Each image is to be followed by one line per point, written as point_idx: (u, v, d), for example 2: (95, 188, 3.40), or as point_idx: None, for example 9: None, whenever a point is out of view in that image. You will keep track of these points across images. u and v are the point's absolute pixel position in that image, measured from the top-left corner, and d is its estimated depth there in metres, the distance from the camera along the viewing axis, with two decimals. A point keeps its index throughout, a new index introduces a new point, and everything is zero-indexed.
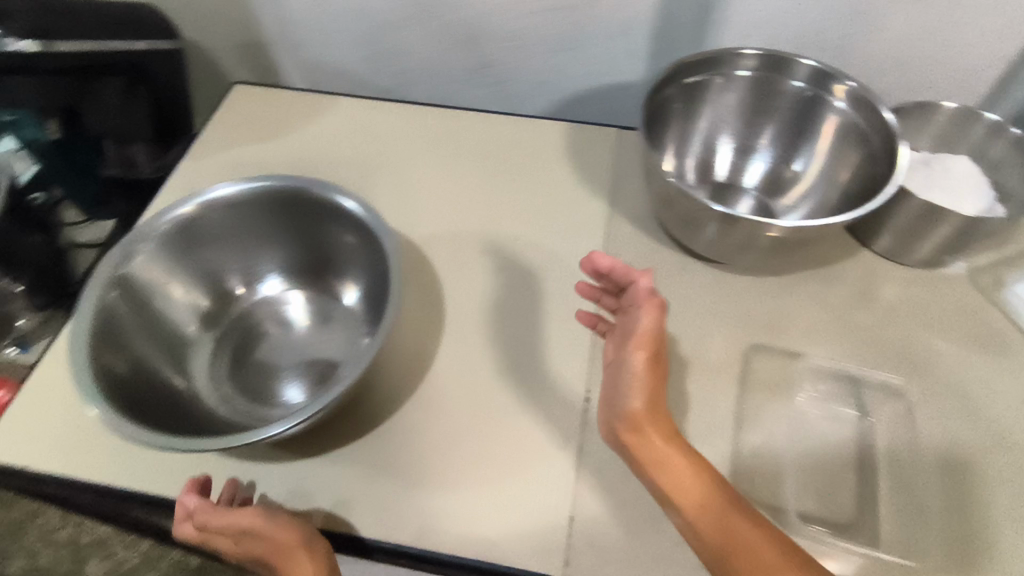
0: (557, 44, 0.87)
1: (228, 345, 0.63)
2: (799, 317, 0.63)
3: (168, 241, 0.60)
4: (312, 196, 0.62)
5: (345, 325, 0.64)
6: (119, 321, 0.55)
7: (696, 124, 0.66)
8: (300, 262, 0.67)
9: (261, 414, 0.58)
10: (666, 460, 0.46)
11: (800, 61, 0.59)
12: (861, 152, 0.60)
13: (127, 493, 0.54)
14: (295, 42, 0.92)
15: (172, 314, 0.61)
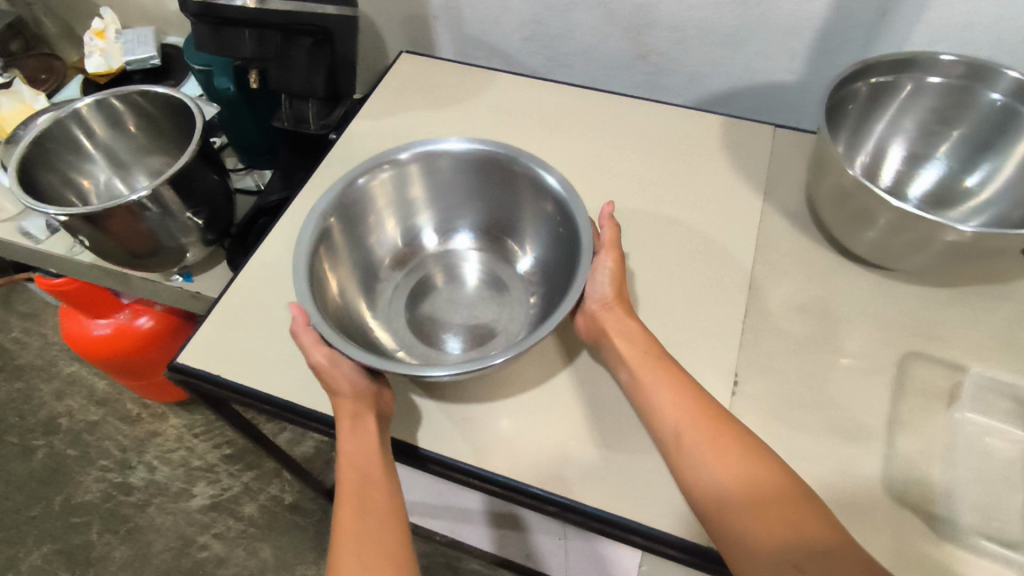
0: (718, 38, 0.89)
1: (408, 282, 0.73)
2: (964, 329, 0.61)
3: (390, 178, 0.70)
4: (519, 167, 0.68)
5: (515, 289, 0.72)
6: (334, 240, 0.65)
7: (871, 127, 0.66)
8: (485, 225, 0.75)
9: (424, 354, 0.66)
10: (636, 348, 0.56)
11: (1004, 72, 0.57)
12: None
13: (306, 411, 0.62)
14: (463, 18, 1.00)
15: (374, 243, 0.72)
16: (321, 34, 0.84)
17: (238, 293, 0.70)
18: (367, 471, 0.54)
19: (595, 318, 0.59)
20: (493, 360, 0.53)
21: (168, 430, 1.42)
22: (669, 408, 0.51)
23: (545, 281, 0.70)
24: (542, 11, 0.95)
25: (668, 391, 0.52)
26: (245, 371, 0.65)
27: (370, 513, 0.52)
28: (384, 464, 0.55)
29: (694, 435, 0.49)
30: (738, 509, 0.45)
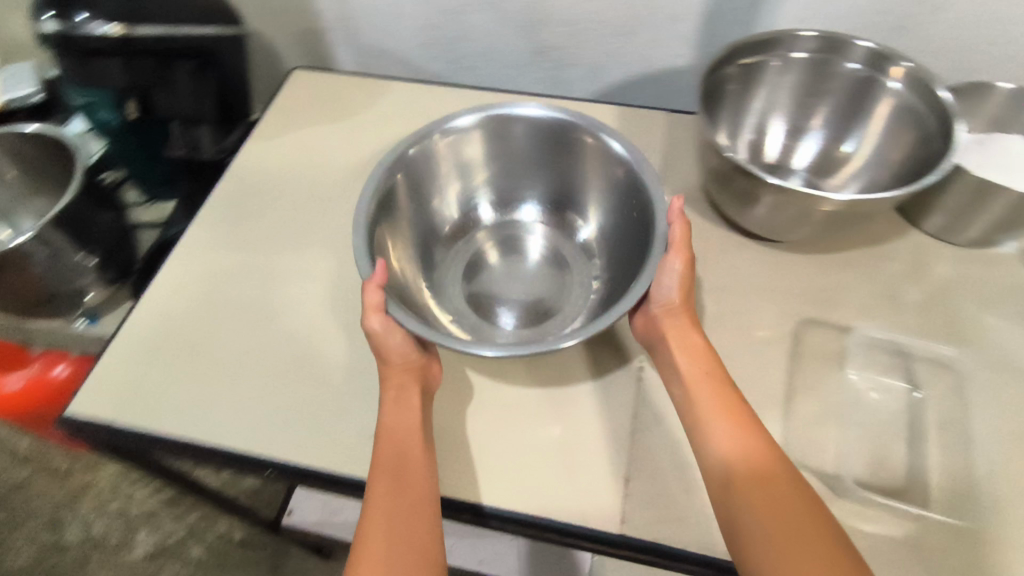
0: (610, 29, 0.88)
1: (462, 256, 0.74)
2: (852, 292, 0.64)
3: (449, 146, 0.70)
4: (585, 133, 0.68)
5: (576, 259, 0.73)
6: (394, 201, 0.66)
7: (750, 105, 0.68)
8: (554, 197, 0.75)
9: (478, 327, 0.67)
10: (695, 364, 0.53)
11: (856, 42, 0.60)
12: (914, 132, 0.61)
13: (209, 449, 0.60)
14: (356, 27, 0.98)
15: (434, 214, 0.73)
16: (204, 56, 0.83)
17: (132, 338, 0.67)
18: (403, 449, 0.52)
19: (655, 321, 0.57)
20: (560, 343, 0.51)
21: (101, 481, 1.35)
22: (717, 431, 0.49)
23: (611, 250, 0.71)
24: (434, 15, 0.93)
25: (720, 412, 0.50)
26: (145, 417, 0.62)
27: (401, 488, 0.50)
28: (422, 440, 0.53)
29: (743, 465, 0.46)
30: (764, 528, 0.43)
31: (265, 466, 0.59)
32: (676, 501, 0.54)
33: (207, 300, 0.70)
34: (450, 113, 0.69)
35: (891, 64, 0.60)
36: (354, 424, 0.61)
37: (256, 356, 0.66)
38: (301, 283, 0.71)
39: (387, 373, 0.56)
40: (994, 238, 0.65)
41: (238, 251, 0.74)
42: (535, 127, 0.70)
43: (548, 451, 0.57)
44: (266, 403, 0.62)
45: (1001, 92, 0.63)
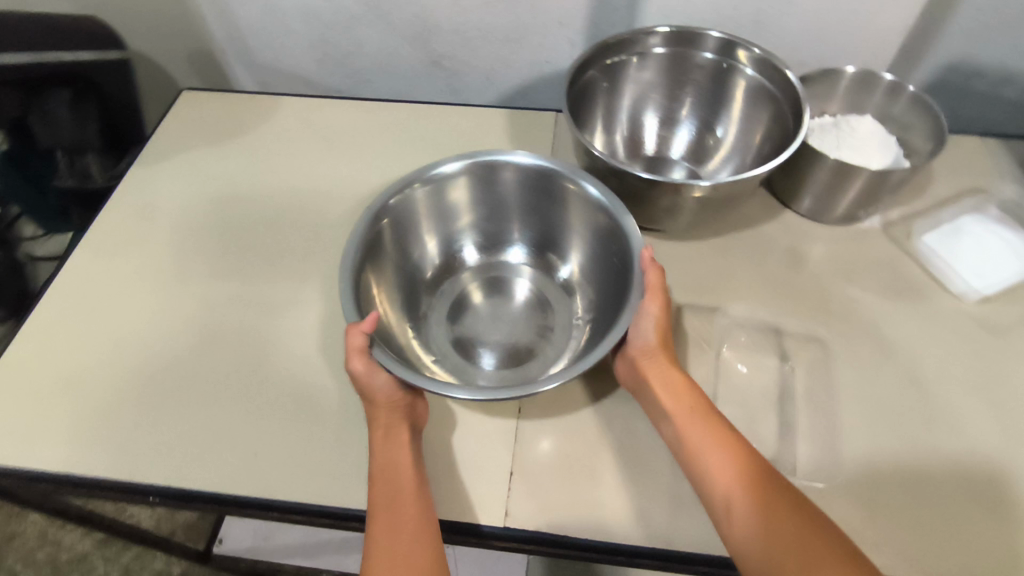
0: (497, 36, 0.90)
1: (446, 297, 0.68)
2: (726, 275, 0.67)
3: (434, 193, 0.64)
4: (564, 182, 0.63)
5: (561, 299, 0.68)
6: (382, 249, 0.61)
7: (621, 102, 0.70)
8: (541, 238, 0.70)
9: (459, 367, 0.62)
10: (683, 400, 0.52)
11: (705, 34, 0.63)
12: (772, 112, 0.64)
13: (90, 479, 0.59)
14: (247, 47, 0.97)
15: (415, 260, 0.67)
16: (82, 84, 0.90)
17: (11, 376, 0.66)
18: (398, 488, 0.50)
19: (636, 363, 0.55)
20: (538, 388, 0.49)
21: (27, 530, 1.29)
22: (714, 467, 0.48)
23: (597, 294, 0.66)
24: (325, 30, 0.93)
25: (713, 448, 0.49)
26: (24, 455, 0.60)
27: (403, 530, 0.48)
28: (415, 478, 0.51)
29: (747, 500, 0.46)
30: (754, 525, 0.44)
31: (147, 492, 0.58)
32: (558, 490, 0.55)
33: (90, 331, 0.69)
34: (429, 161, 0.64)
35: (740, 50, 0.63)
36: (243, 445, 0.61)
37: (142, 384, 0.65)
38: (189, 305, 0.71)
39: (375, 411, 0.54)
40: (857, 214, 0.68)
41: (125, 277, 0.74)
42: (526, 176, 0.64)
43: (433, 453, 0.57)
44: (152, 431, 0.62)
45: (849, 76, 0.67)
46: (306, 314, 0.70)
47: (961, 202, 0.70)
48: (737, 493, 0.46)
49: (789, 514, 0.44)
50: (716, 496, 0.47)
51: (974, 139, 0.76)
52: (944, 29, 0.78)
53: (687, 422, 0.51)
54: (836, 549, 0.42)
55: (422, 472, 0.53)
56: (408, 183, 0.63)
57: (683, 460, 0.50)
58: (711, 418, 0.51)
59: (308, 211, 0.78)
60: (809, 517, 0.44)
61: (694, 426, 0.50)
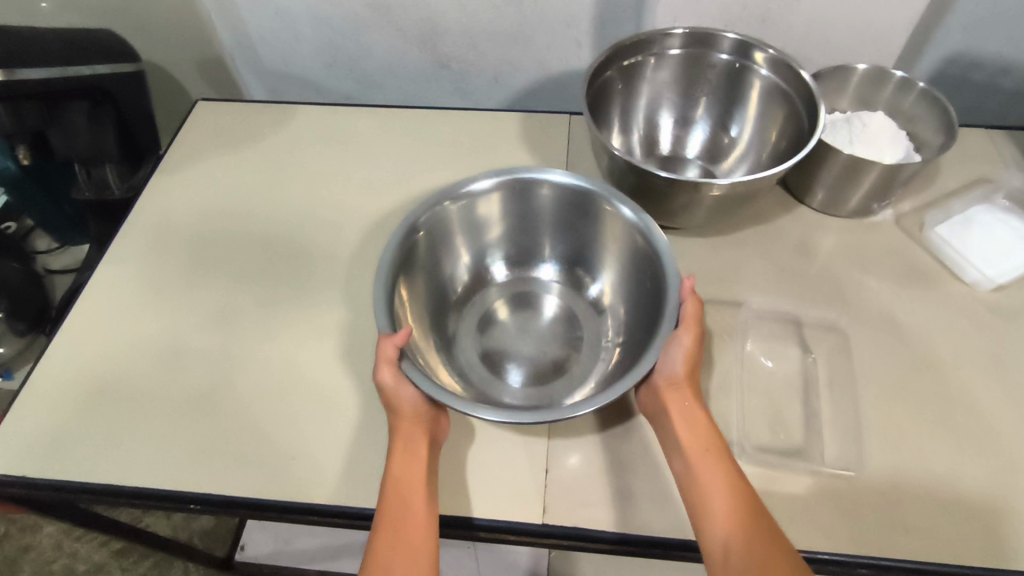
0: (507, 39, 0.91)
1: (475, 312, 0.68)
2: (745, 270, 0.68)
3: (467, 207, 0.64)
4: (597, 201, 0.63)
5: (590, 316, 0.68)
6: (415, 261, 0.62)
7: (637, 103, 0.72)
8: (572, 255, 0.69)
9: (487, 382, 0.62)
10: (703, 441, 0.51)
11: (721, 36, 0.64)
12: (786, 111, 0.65)
13: (128, 489, 0.60)
14: (257, 54, 0.98)
15: (445, 274, 0.67)
16: (99, 94, 0.84)
17: (41, 387, 0.66)
18: (405, 497, 0.51)
19: (659, 394, 0.55)
20: (570, 412, 0.50)
21: (42, 542, 1.30)
22: (717, 515, 0.47)
23: (628, 313, 0.65)
24: (334, 36, 0.94)
25: (722, 494, 0.48)
26: (61, 463, 0.61)
27: (402, 541, 0.49)
28: (424, 488, 0.52)
29: (744, 556, 0.44)
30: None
31: (186, 499, 0.59)
32: (591, 487, 0.57)
33: (118, 340, 0.70)
34: (465, 175, 0.64)
35: (755, 51, 0.65)
36: (277, 449, 0.62)
37: (174, 391, 0.66)
38: (214, 315, 0.72)
39: (398, 420, 0.55)
40: (869, 207, 0.70)
41: (148, 287, 0.74)
42: (560, 193, 0.64)
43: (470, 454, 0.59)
44: (186, 438, 0.63)
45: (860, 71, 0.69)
46: (331, 319, 0.71)
47: (969, 192, 0.72)
48: (733, 547, 0.45)
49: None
50: (716, 539, 0.46)
51: (977, 130, 0.78)
52: (946, 22, 0.80)
53: (703, 460, 0.50)
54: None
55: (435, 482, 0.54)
56: (442, 198, 0.63)
57: (689, 496, 0.49)
58: (726, 463, 0.50)
59: (327, 217, 0.79)
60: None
61: (708, 466, 0.50)
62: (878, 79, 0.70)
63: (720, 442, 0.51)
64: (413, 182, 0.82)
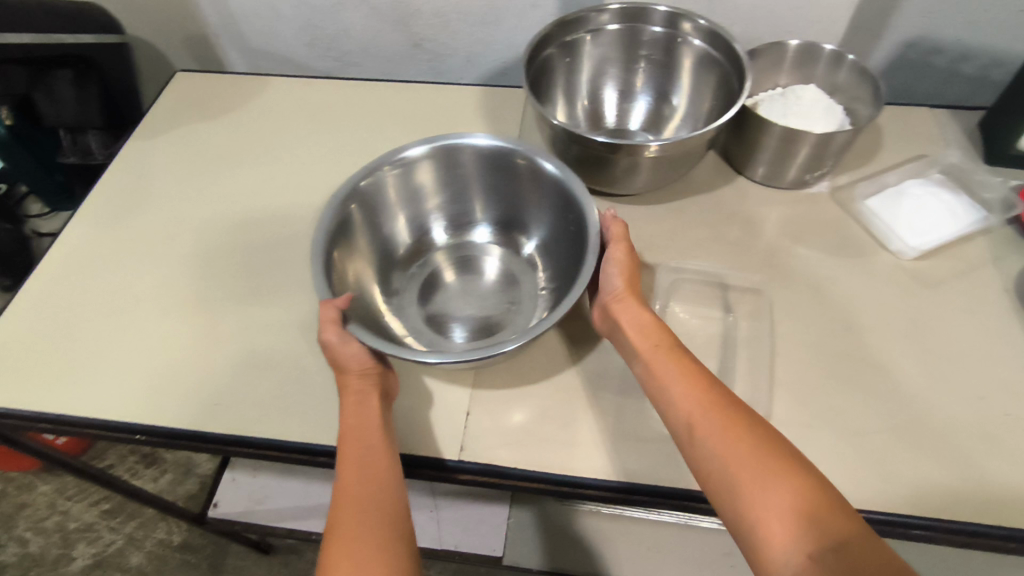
0: (476, 19, 0.94)
1: (418, 275, 0.71)
2: (679, 235, 0.70)
3: (400, 175, 0.67)
4: (522, 161, 0.66)
5: (528, 274, 0.71)
6: (350, 231, 0.64)
7: (580, 78, 0.76)
8: (506, 217, 0.72)
9: (431, 340, 0.65)
10: (648, 335, 0.54)
11: (652, 8, 0.69)
12: (717, 77, 0.70)
13: (83, 420, 0.64)
14: (239, 33, 1.03)
15: (385, 243, 0.69)
16: (81, 63, 0.90)
17: (11, 331, 0.71)
18: (369, 447, 0.52)
19: (606, 309, 0.58)
20: (503, 348, 0.53)
21: (37, 500, 1.35)
22: (677, 394, 0.50)
23: (556, 268, 0.68)
24: (312, 15, 0.97)
25: (678, 381, 0.50)
26: (22, 396, 0.66)
27: (370, 484, 0.50)
28: (385, 441, 0.53)
29: (704, 427, 0.47)
30: (714, 444, 0.45)
31: (135, 431, 0.63)
32: (511, 428, 0.59)
33: (84, 290, 0.74)
34: (396, 145, 0.66)
35: (686, 22, 0.70)
36: (223, 391, 0.66)
37: (134, 338, 0.70)
38: (178, 271, 0.76)
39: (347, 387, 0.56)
40: (804, 178, 0.72)
41: (120, 245, 0.79)
42: (487, 155, 0.67)
43: (398, 395, 0.61)
44: (140, 381, 0.67)
45: (793, 48, 0.72)
46: (286, 276, 0.75)
47: (906, 167, 0.74)
48: (698, 415, 0.47)
49: (740, 433, 0.45)
50: (680, 422, 0.48)
51: (922, 110, 0.80)
52: (897, 6, 0.82)
53: (652, 358, 0.53)
54: (788, 461, 0.43)
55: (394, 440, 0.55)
56: (376, 169, 0.65)
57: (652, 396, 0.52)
58: (674, 354, 0.52)
59: (292, 184, 0.83)
60: (760, 436, 0.45)
61: (659, 362, 0.52)
62: (811, 55, 0.72)
63: (666, 338, 0.54)
64: (374, 152, 0.85)
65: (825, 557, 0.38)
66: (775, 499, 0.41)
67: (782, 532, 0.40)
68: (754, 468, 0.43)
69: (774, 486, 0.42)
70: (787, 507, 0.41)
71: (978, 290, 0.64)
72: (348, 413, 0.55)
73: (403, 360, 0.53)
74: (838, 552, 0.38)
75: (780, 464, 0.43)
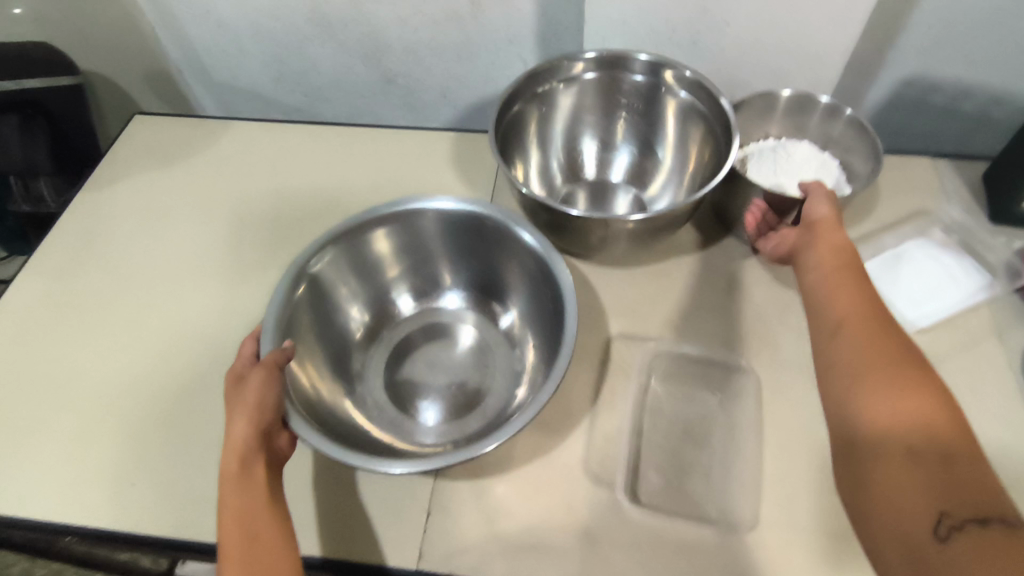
0: (449, 55, 0.89)
1: (384, 350, 0.65)
2: (661, 301, 0.65)
3: (357, 244, 0.61)
4: (493, 227, 0.61)
5: (503, 346, 0.65)
6: (299, 318, 0.56)
7: (554, 130, 0.71)
8: (480, 282, 0.67)
9: (397, 424, 0.59)
10: (829, 250, 0.51)
11: (631, 58, 0.64)
12: (704, 131, 0.65)
13: (8, 517, 0.59)
14: (202, 68, 0.98)
15: (343, 321, 0.63)
16: (29, 108, 0.85)
17: None
18: (255, 531, 0.42)
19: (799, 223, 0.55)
20: (479, 450, 0.47)
21: None
22: (842, 296, 0.47)
23: (536, 338, 0.63)
24: (278, 50, 0.92)
25: (847, 290, 0.47)
26: None
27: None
28: (277, 524, 0.43)
29: (858, 328, 0.44)
30: (857, 348, 0.43)
31: (64, 531, 0.58)
32: (476, 532, 0.53)
33: (22, 359, 0.69)
34: (351, 214, 0.60)
35: (668, 71, 0.65)
36: (163, 478, 0.60)
37: (71, 414, 0.65)
38: (124, 337, 0.70)
39: (223, 452, 0.44)
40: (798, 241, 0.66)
41: (63, 308, 0.73)
42: (454, 220, 0.62)
43: (354, 488, 0.56)
44: (74, 467, 0.61)
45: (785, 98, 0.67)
46: (239, 342, 0.69)
47: (904, 225, 0.69)
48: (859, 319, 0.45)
49: (901, 352, 0.42)
50: (829, 319, 0.46)
51: (921, 159, 0.75)
52: (893, 45, 0.77)
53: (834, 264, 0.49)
54: (938, 389, 0.40)
55: (287, 516, 0.45)
56: (329, 241, 0.59)
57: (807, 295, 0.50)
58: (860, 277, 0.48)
59: (252, 237, 0.78)
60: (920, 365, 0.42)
61: (839, 276, 0.48)
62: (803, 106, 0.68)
63: (852, 261, 0.50)
64: (339, 202, 0.80)
65: (932, 470, 0.37)
66: (902, 406, 0.39)
67: (895, 435, 0.39)
68: (894, 381, 0.41)
69: (909, 406, 0.39)
70: (911, 418, 0.39)
71: (984, 367, 0.59)
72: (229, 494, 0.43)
73: (365, 468, 0.47)
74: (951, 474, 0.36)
75: (928, 392, 0.40)
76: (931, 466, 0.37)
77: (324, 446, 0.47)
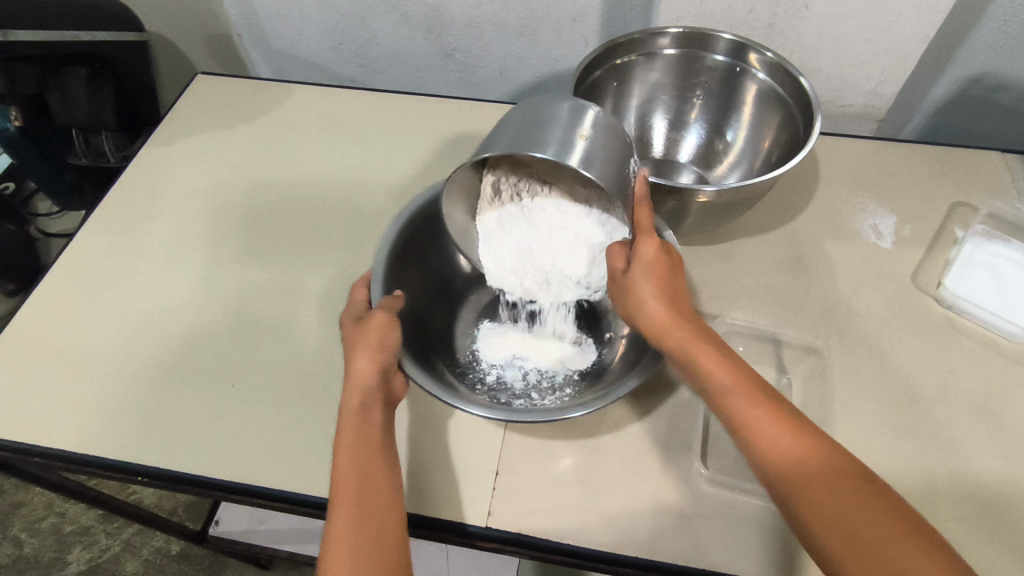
0: (512, 31, 0.87)
1: (471, 308, 0.67)
2: (728, 284, 0.66)
3: None
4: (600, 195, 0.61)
5: (590, 317, 0.65)
6: (410, 255, 0.61)
7: (629, 105, 0.74)
8: None
9: (478, 380, 0.61)
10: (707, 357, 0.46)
11: (716, 37, 0.66)
12: (782, 117, 0.67)
13: (77, 456, 0.59)
14: (261, 32, 0.98)
15: (443, 272, 0.66)
16: (97, 62, 0.85)
17: (9, 349, 0.66)
18: (371, 469, 0.46)
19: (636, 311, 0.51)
20: (565, 413, 0.48)
21: (33, 500, 1.18)
22: (772, 449, 0.42)
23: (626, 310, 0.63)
24: (337, 19, 0.92)
25: (767, 439, 0.42)
26: (16, 422, 0.61)
27: (369, 524, 0.44)
28: (387, 469, 0.47)
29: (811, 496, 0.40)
30: (822, 522, 0.39)
31: (136, 472, 0.58)
32: (545, 495, 0.53)
33: (89, 306, 0.70)
34: None
35: (751, 54, 0.66)
36: (230, 427, 0.61)
37: (138, 360, 0.65)
38: (188, 288, 0.71)
39: (347, 388, 0.49)
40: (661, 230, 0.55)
41: (130, 257, 0.74)
42: None
43: (424, 446, 0.57)
44: (140, 410, 0.62)
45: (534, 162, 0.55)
46: (301, 302, 0.69)
47: (971, 220, 0.69)
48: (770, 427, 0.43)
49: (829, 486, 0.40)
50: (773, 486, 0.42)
51: (988, 159, 0.74)
52: (966, 37, 0.73)
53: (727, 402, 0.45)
54: (900, 526, 0.38)
55: (394, 456, 0.49)
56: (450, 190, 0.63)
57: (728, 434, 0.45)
58: (748, 400, 0.44)
59: (314, 199, 0.78)
60: (835, 463, 0.41)
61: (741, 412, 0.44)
62: (537, 121, 0.49)
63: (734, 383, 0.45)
64: (401, 170, 0.81)
65: None
66: (842, 497, 0.39)
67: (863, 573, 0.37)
68: (835, 490, 0.40)
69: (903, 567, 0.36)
70: (841, 498, 0.39)
71: None
72: (348, 432, 0.48)
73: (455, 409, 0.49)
74: (922, 549, 0.37)
75: (853, 474, 0.40)
76: (902, 549, 0.37)
77: (410, 372, 0.51)
